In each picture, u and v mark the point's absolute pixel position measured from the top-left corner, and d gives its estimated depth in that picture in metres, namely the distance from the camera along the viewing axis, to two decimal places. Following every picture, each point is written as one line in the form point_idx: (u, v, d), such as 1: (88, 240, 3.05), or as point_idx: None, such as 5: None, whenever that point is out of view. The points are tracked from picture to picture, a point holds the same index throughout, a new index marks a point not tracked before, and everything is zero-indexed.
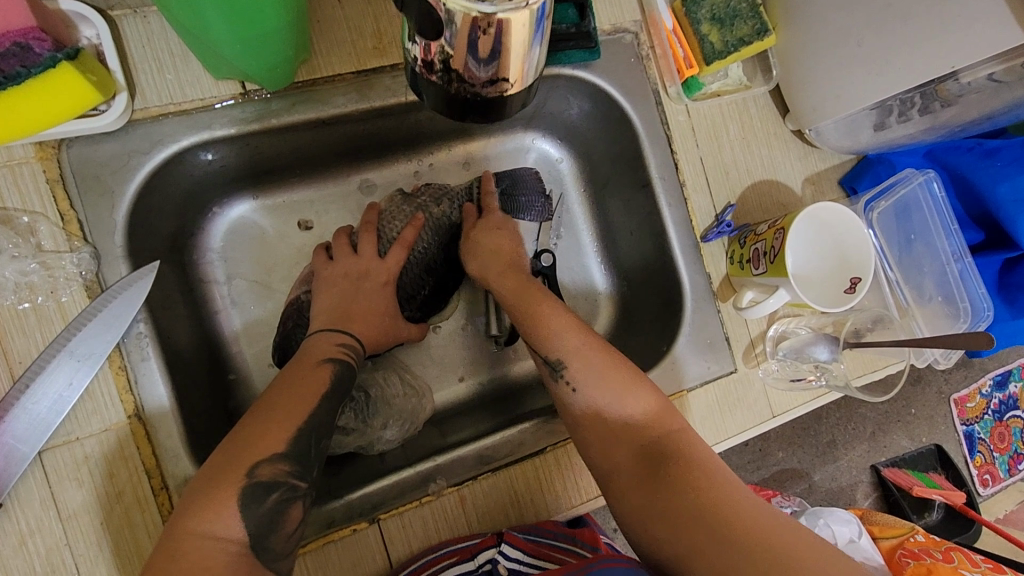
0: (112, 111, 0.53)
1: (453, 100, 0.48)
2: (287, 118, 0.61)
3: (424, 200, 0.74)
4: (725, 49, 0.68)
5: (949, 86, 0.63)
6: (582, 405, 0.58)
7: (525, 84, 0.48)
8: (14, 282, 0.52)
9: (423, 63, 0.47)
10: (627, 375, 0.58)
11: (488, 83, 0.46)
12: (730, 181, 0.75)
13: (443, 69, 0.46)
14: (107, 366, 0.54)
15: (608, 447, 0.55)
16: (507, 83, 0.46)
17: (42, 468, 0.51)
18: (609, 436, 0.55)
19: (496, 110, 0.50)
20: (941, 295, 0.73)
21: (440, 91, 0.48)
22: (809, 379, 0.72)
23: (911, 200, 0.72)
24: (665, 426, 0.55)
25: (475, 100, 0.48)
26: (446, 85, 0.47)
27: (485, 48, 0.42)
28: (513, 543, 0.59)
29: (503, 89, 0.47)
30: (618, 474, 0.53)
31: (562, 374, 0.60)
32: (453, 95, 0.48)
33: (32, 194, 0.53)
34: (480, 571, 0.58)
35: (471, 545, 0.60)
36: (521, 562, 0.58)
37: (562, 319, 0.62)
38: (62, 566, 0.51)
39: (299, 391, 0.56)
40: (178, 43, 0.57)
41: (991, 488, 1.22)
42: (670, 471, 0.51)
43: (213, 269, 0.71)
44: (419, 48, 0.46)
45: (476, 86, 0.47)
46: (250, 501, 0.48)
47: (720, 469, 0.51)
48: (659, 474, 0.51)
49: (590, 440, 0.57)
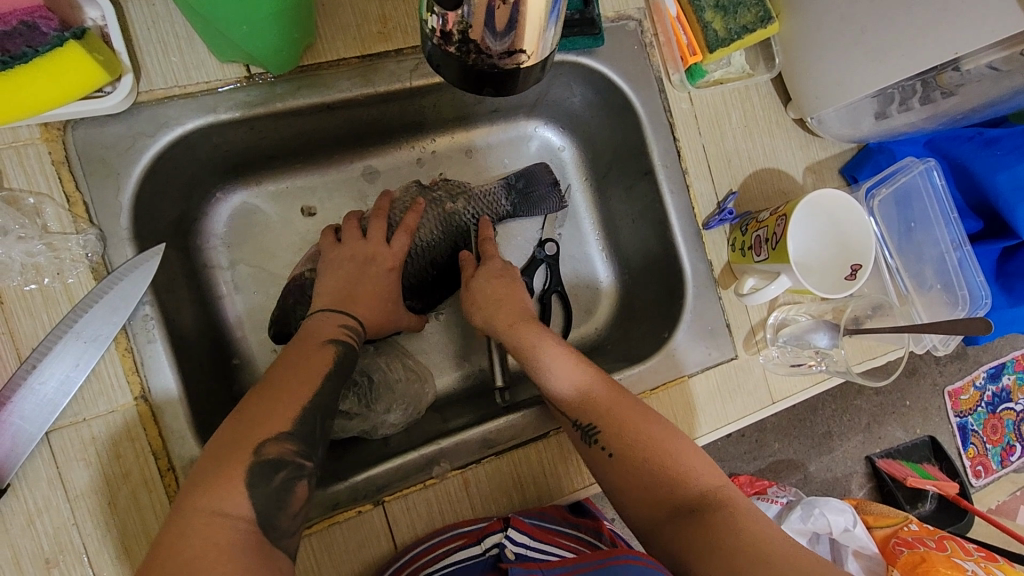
0: (117, 93, 0.53)
1: (470, 73, 0.45)
2: (292, 102, 0.61)
3: (439, 194, 0.76)
4: (729, 37, 0.69)
5: (948, 75, 0.63)
6: (612, 469, 0.57)
7: (543, 56, 0.45)
8: (20, 263, 0.52)
9: (440, 34, 0.43)
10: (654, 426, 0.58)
11: (505, 54, 0.43)
12: (732, 169, 0.75)
13: (461, 39, 0.43)
14: (113, 348, 0.54)
15: (645, 503, 0.54)
16: (524, 54, 0.43)
17: (50, 449, 0.52)
18: (647, 497, 0.54)
19: (511, 85, 0.47)
20: (940, 283, 0.74)
21: (456, 64, 0.45)
22: (809, 364, 0.73)
23: (912, 188, 0.73)
24: (702, 478, 0.54)
25: (492, 73, 0.45)
26: (464, 56, 0.44)
27: (502, 18, 0.40)
28: (519, 527, 0.59)
29: (520, 61, 0.44)
30: (659, 530, 0.53)
31: (595, 437, 0.59)
32: (471, 67, 0.44)
33: (37, 175, 0.53)
34: (488, 555, 0.58)
35: (476, 530, 0.60)
36: (527, 546, 0.58)
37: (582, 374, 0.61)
38: (70, 545, 0.51)
39: (305, 370, 0.57)
40: (183, 24, 0.56)
41: (984, 478, 1.24)
42: (711, 525, 0.50)
43: (217, 255, 0.71)
44: (436, 18, 0.43)
45: (493, 57, 0.43)
46: (258, 479, 0.48)
47: (757, 518, 0.51)
48: (701, 528, 0.50)
49: (625, 502, 0.56)
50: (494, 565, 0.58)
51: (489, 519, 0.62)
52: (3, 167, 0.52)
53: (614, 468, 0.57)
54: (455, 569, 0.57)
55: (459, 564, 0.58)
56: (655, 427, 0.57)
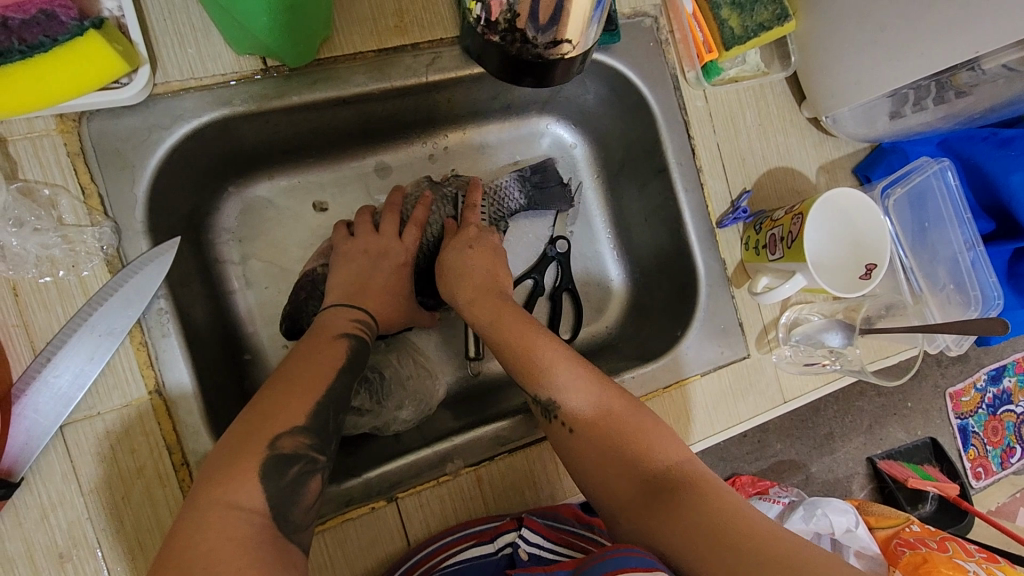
0: (133, 84, 0.52)
1: (513, 61, 0.50)
2: (308, 96, 0.61)
3: (450, 189, 0.75)
4: (745, 35, 0.69)
5: (964, 75, 0.63)
6: (580, 449, 0.57)
7: (584, 49, 0.50)
8: (36, 255, 0.51)
9: (487, 25, 0.49)
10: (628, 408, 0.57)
11: (549, 44, 0.48)
12: (746, 168, 0.75)
13: (508, 28, 0.48)
14: (128, 341, 0.54)
15: (611, 484, 0.54)
16: (568, 44, 0.48)
17: (64, 443, 0.51)
18: (609, 473, 0.54)
19: (551, 75, 0.51)
20: (953, 283, 0.73)
21: (503, 52, 0.50)
22: (823, 363, 0.73)
23: (926, 188, 0.73)
24: (664, 454, 0.54)
25: (534, 62, 0.49)
26: (508, 44, 0.49)
27: (547, 10, 0.45)
28: (533, 527, 0.59)
29: (563, 51, 0.49)
30: (623, 507, 0.52)
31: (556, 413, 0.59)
32: (514, 55, 0.49)
33: (53, 166, 0.52)
34: (500, 554, 0.58)
35: (491, 529, 0.60)
36: (541, 547, 0.58)
37: (554, 355, 0.60)
38: (85, 540, 0.51)
39: (318, 365, 0.56)
40: (200, 16, 0.56)
41: (984, 480, 1.24)
42: (674, 501, 0.49)
43: (228, 249, 0.71)
44: (485, 8, 0.48)
45: (537, 46, 0.48)
46: (272, 472, 0.48)
47: (721, 492, 0.50)
48: (663, 504, 0.50)
49: (588, 478, 0.56)
50: (506, 566, 0.58)
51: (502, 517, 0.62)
52: (19, 158, 0.52)
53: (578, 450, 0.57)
54: (466, 564, 0.57)
55: (469, 561, 0.58)
56: (623, 406, 0.57)
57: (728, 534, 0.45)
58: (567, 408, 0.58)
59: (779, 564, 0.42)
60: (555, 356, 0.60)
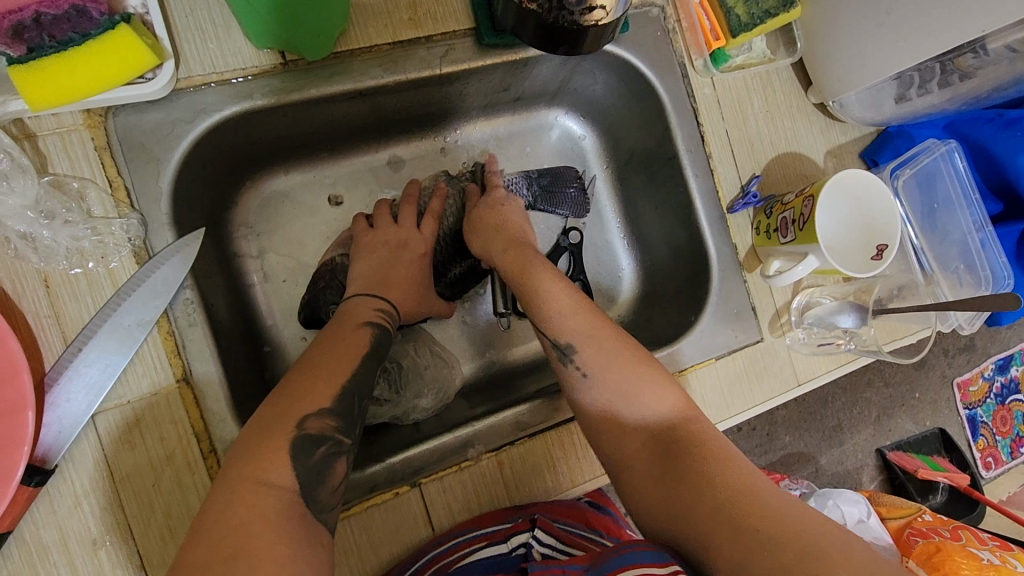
0: (159, 78, 0.53)
1: (548, 29, 0.52)
2: (326, 89, 0.62)
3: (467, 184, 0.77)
4: (752, 21, 0.69)
5: (968, 58, 0.65)
6: (592, 395, 0.57)
7: (613, 19, 0.53)
8: (66, 247, 0.53)
9: None
10: (641, 364, 0.56)
11: (585, 10, 0.50)
12: (755, 154, 0.76)
13: None
14: (156, 331, 0.55)
15: (622, 439, 0.54)
16: (601, 10, 0.51)
17: (95, 431, 0.52)
18: (622, 426, 0.54)
19: (581, 44, 0.54)
20: (963, 264, 0.74)
21: (537, 20, 0.52)
22: (837, 343, 0.74)
23: (934, 170, 0.74)
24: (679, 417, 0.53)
25: (570, 29, 0.51)
26: (545, 12, 0.51)
27: None
28: (546, 529, 0.58)
29: (597, 17, 0.51)
30: (633, 464, 0.52)
31: (573, 359, 0.58)
32: (550, 23, 0.51)
33: (81, 160, 0.54)
34: (515, 554, 0.57)
35: (501, 530, 0.59)
36: (555, 548, 0.57)
37: (584, 321, 0.59)
38: (117, 526, 0.52)
39: (344, 350, 0.57)
40: (220, 13, 0.57)
41: (994, 470, 1.25)
42: (687, 465, 0.49)
43: (247, 244, 0.72)
44: None
45: (574, 13, 0.50)
46: (301, 452, 0.49)
47: (740, 462, 0.49)
48: (676, 468, 0.49)
49: (600, 436, 0.56)
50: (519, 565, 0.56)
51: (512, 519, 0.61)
52: (47, 153, 0.53)
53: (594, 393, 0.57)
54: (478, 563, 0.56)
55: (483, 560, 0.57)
56: (645, 366, 0.56)
57: (745, 507, 0.45)
58: (585, 354, 0.58)
59: (797, 546, 0.41)
60: (581, 314, 0.60)
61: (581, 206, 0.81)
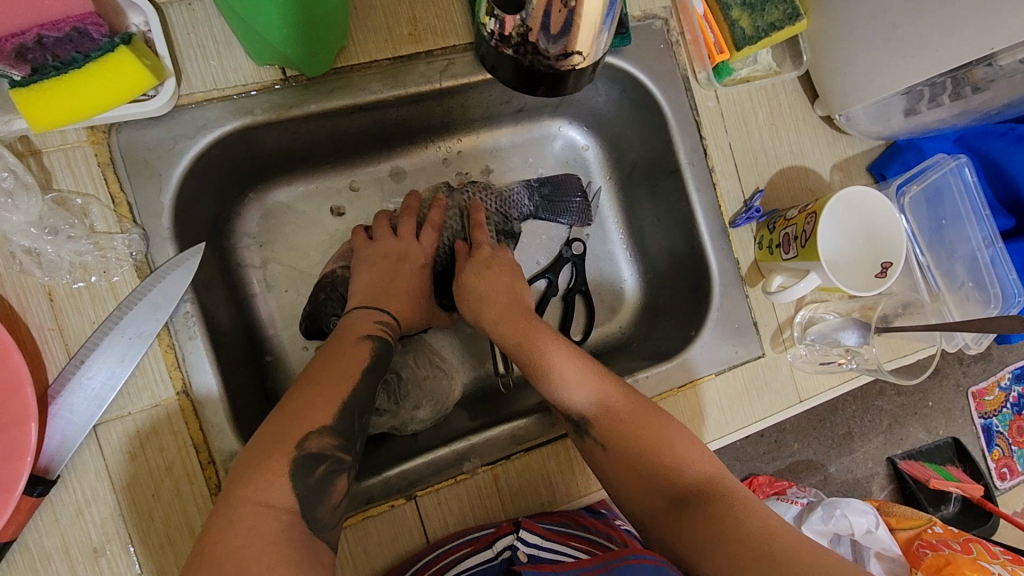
0: (160, 96, 0.54)
1: (527, 72, 0.52)
2: (326, 104, 0.62)
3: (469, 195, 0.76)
4: (757, 35, 0.68)
5: (980, 71, 0.63)
6: (614, 466, 0.57)
7: (594, 60, 0.51)
8: (69, 262, 0.54)
9: (498, 36, 0.50)
10: (654, 419, 0.57)
11: (561, 55, 0.49)
12: (759, 167, 0.75)
13: (520, 41, 0.49)
14: (156, 344, 0.55)
15: (649, 495, 0.54)
16: (578, 55, 0.49)
17: (97, 442, 0.53)
18: (637, 470, 0.55)
19: (562, 85, 0.53)
20: (971, 281, 0.73)
21: (512, 63, 0.52)
22: (839, 362, 0.73)
23: (942, 185, 0.72)
24: (698, 467, 0.54)
25: (546, 73, 0.51)
26: (521, 57, 0.50)
27: (557, 26, 0.46)
28: (530, 529, 0.58)
29: (574, 62, 0.50)
30: (650, 509, 0.53)
31: (587, 433, 0.59)
32: (527, 67, 0.51)
33: (85, 176, 0.55)
34: (500, 558, 0.57)
35: (487, 535, 0.59)
36: (539, 547, 0.57)
37: (596, 379, 0.60)
38: (117, 535, 0.53)
39: (342, 366, 0.58)
40: (222, 29, 0.58)
41: (1009, 481, 1.21)
42: (711, 514, 0.49)
43: (250, 254, 0.73)
44: (497, 22, 0.49)
45: (550, 58, 0.50)
46: (301, 471, 0.49)
47: (761, 509, 0.50)
48: (697, 514, 0.50)
49: (624, 490, 0.56)
50: (506, 569, 0.57)
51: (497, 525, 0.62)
52: (52, 169, 0.54)
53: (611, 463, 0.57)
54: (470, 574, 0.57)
55: (472, 571, 0.57)
56: (663, 422, 0.57)
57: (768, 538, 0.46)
58: (600, 427, 0.58)
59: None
60: (589, 379, 0.60)
61: (581, 215, 0.81)
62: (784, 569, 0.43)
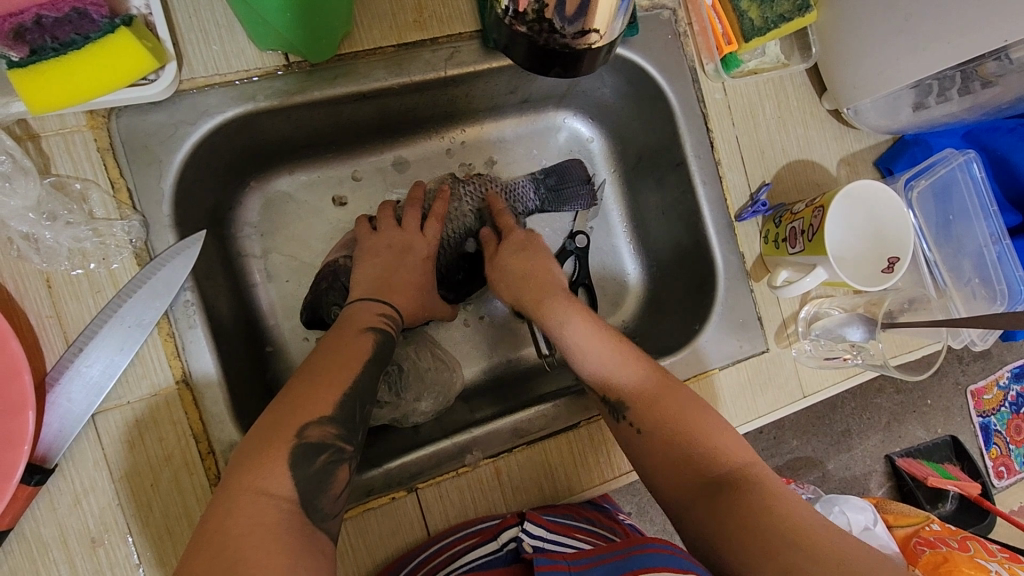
0: (160, 81, 0.53)
1: (541, 52, 0.51)
2: (328, 91, 0.61)
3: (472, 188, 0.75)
4: (766, 26, 0.68)
5: (990, 65, 0.62)
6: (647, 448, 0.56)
7: (610, 40, 0.51)
8: (68, 248, 0.53)
9: (514, 13, 0.50)
10: (688, 404, 0.56)
11: (577, 34, 0.49)
12: (765, 161, 0.74)
13: (535, 18, 0.49)
14: (156, 332, 0.55)
15: (680, 479, 0.52)
16: (595, 33, 0.49)
17: (95, 431, 0.53)
18: (676, 468, 0.53)
19: (577, 66, 0.52)
20: (978, 277, 0.72)
21: (526, 42, 0.51)
22: (844, 358, 0.72)
23: (950, 180, 0.71)
24: (736, 461, 0.52)
25: (561, 53, 0.50)
26: (535, 35, 0.50)
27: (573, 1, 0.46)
28: (535, 521, 0.57)
29: (590, 41, 0.50)
30: (689, 506, 0.51)
31: (622, 413, 0.58)
32: (541, 45, 0.50)
33: (83, 161, 0.54)
34: (505, 550, 0.55)
35: (493, 527, 0.59)
36: (544, 538, 0.55)
37: (620, 357, 0.60)
38: (115, 525, 0.52)
39: (344, 357, 0.57)
40: (224, 13, 0.57)
41: (1006, 480, 1.21)
42: (749, 504, 0.48)
43: (250, 244, 0.72)
44: None
45: (565, 36, 0.49)
46: (301, 460, 0.49)
47: (801, 510, 0.48)
48: (730, 504, 0.48)
49: (654, 476, 0.54)
50: (512, 561, 0.54)
51: (501, 518, 0.61)
52: (50, 153, 0.53)
53: (645, 447, 0.56)
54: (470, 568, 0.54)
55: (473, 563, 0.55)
56: (711, 423, 0.55)
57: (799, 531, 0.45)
58: (636, 405, 0.57)
59: None
60: (623, 360, 0.60)
61: (588, 200, 0.80)
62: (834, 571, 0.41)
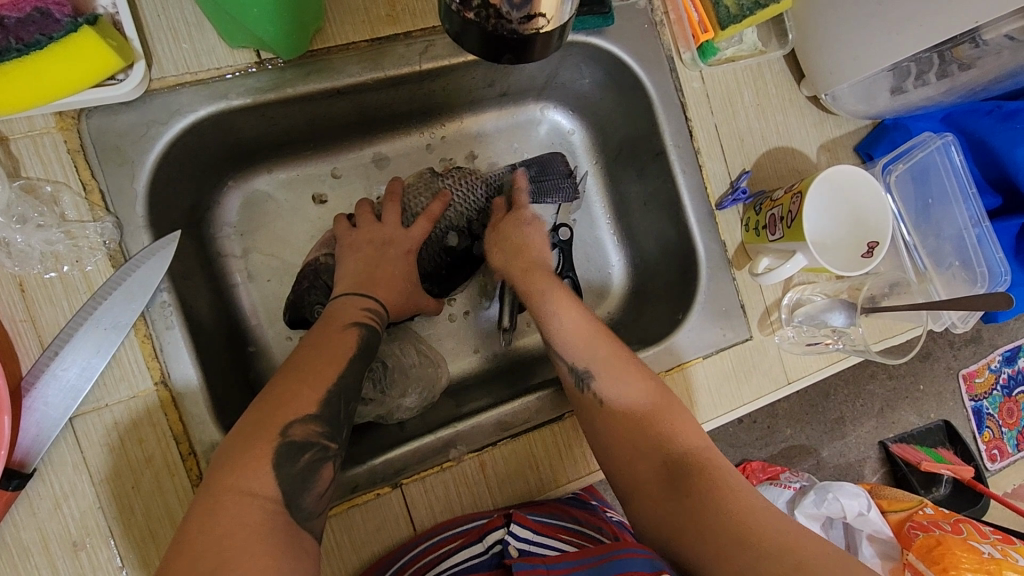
0: (129, 81, 0.53)
1: (490, 39, 0.47)
2: (301, 88, 0.61)
3: (451, 182, 0.75)
4: (742, 12, 0.67)
5: (966, 48, 0.63)
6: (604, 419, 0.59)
7: (561, 22, 0.48)
8: (40, 251, 0.53)
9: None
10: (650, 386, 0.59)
11: (524, 19, 0.46)
12: (745, 149, 0.74)
13: (481, 4, 0.45)
14: (133, 334, 0.55)
15: (636, 456, 0.55)
16: (543, 18, 0.46)
17: (73, 434, 0.52)
18: (631, 443, 0.56)
19: (528, 51, 0.49)
20: (958, 260, 0.72)
21: (475, 29, 0.47)
22: (825, 343, 0.72)
23: (928, 163, 0.72)
24: (687, 440, 0.55)
25: (510, 39, 0.47)
26: (484, 21, 0.46)
27: None
28: (522, 523, 0.56)
29: (540, 25, 0.47)
30: (641, 484, 0.54)
31: (589, 384, 0.61)
32: (490, 32, 0.47)
33: (53, 163, 0.54)
34: (491, 552, 0.56)
35: (478, 528, 0.58)
36: (531, 541, 0.56)
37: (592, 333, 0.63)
38: (97, 528, 0.52)
39: (327, 352, 0.57)
40: (193, 11, 0.57)
41: (1000, 462, 1.22)
42: (693, 487, 0.50)
43: (230, 244, 0.72)
44: None
45: (512, 21, 0.46)
46: (284, 459, 0.49)
47: (741, 491, 0.50)
48: (679, 489, 0.51)
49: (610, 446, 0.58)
50: (498, 564, 0.55)
51: (489, 517, 0.60)
52: (20, 156, 0.53)
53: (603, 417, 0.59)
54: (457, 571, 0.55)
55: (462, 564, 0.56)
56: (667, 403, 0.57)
57: (740, 518, 0.47)
58: (601, 383, 0.60)
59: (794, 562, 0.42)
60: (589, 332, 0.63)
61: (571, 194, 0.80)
62: (756, 546, 0.44)
